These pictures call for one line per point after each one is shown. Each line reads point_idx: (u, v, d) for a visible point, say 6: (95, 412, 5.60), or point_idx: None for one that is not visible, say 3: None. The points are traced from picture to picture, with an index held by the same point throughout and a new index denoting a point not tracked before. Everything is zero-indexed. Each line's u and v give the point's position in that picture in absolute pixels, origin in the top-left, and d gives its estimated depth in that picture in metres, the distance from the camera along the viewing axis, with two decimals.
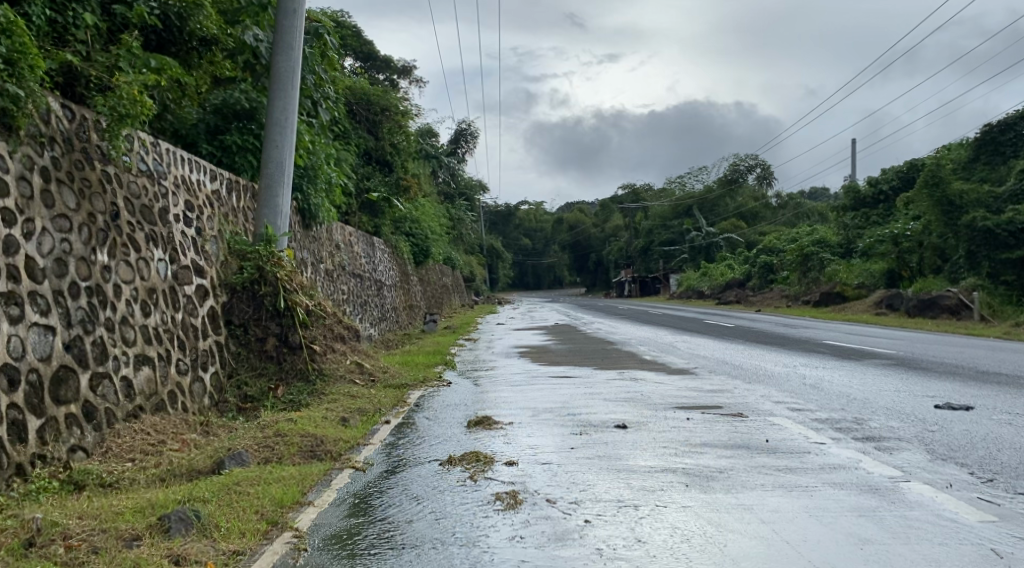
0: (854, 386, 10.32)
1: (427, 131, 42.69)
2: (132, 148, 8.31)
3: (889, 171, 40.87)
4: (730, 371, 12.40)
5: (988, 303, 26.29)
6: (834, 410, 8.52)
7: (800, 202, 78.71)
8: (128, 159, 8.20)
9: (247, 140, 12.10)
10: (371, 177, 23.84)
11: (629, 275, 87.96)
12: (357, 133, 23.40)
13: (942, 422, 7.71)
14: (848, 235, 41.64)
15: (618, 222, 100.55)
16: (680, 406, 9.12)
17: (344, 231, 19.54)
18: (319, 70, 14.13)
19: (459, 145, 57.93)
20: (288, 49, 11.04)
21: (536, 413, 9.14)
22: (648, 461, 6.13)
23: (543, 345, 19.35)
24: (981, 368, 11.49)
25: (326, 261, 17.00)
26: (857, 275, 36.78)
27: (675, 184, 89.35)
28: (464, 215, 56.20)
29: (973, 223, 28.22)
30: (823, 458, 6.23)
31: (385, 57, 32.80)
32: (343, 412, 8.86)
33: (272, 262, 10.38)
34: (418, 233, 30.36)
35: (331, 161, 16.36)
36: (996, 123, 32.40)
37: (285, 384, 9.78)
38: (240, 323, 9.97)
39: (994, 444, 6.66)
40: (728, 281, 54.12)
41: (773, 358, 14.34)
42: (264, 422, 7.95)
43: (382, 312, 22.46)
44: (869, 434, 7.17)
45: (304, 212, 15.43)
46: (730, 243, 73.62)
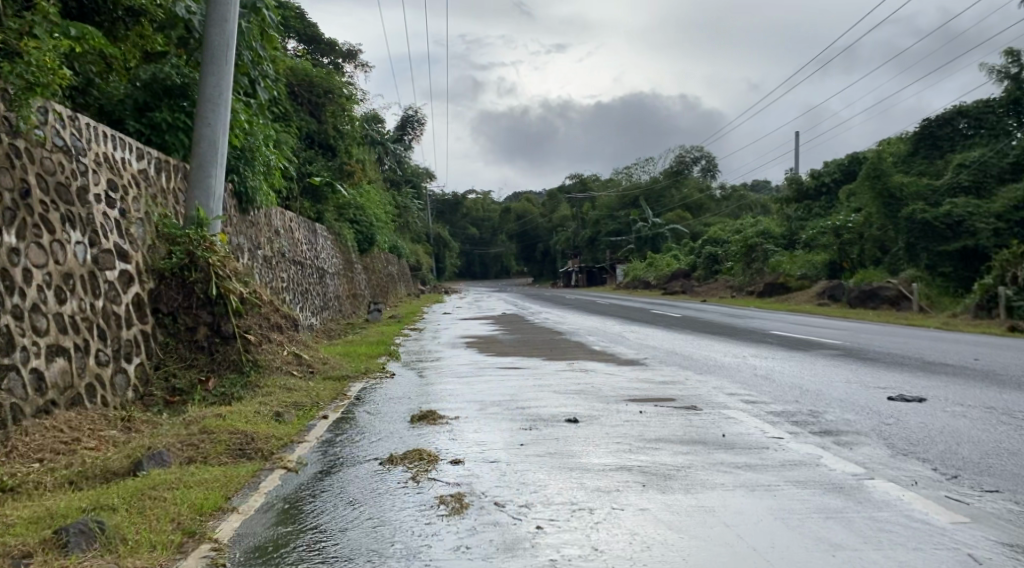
0: (805, 377, 10.17)
1: (372, 117, 42.05)
2: (45, 121, 7.71)
3: (831, 164, 41.33)
4: (680, 362, 12.19)
5: (926, 294, 26.64)
6: (789, 402, 8.32)
7: (743, 194, 79.54)
8: (41, 133, 7.61)
9: (178, 118, 11.53)
10: (312, 161, 23.26)
11: (576, 265, 88.24)
12: (299, 115, 22.83)
13: (898, 414, 7.53)
14: (790, 227, 42.05)
15: (565, 213, 100.65)
16: (633, 399, 8.85)
17: (284, 217, 18.94)
18: (256, 47, 13.64)
19: (405, 132, 57.25)
20: (223, 21, 10.59)
21: (483, 406, 8.78)
22: (601, 458, 5.81)
23: (490, 336, 19.00)
24: (928, 359, 11.42)
25: (264, 247, 16.40)
26: (800, 266, 37.04)
27: (622, 174, 89.69)
28: (410, 203, 55.70)
29: (912, 216, 28.67)
30: (781, 453, 5.98)
31: (329, 41, 32.05)
32: (278, 407, 8.40)
33: (204, 246, 9.85)
34: (362, 220, 29.77)
35: (270, 142, 15.80)
36: (934, 118, 32.81)
37: (217, 376, 9.31)
38: (169, 312, 9.50)
39: (952, 437, 6.49)
40: (674, 271, 54.39)
41: (721, 348, 14.21)
42: (191, 418, 7.44)
43: (324, 301, 21.88)
44: (827, 427, 6.96)
45: (241, 194, 14.87)
46: (675, 234, 74.22)
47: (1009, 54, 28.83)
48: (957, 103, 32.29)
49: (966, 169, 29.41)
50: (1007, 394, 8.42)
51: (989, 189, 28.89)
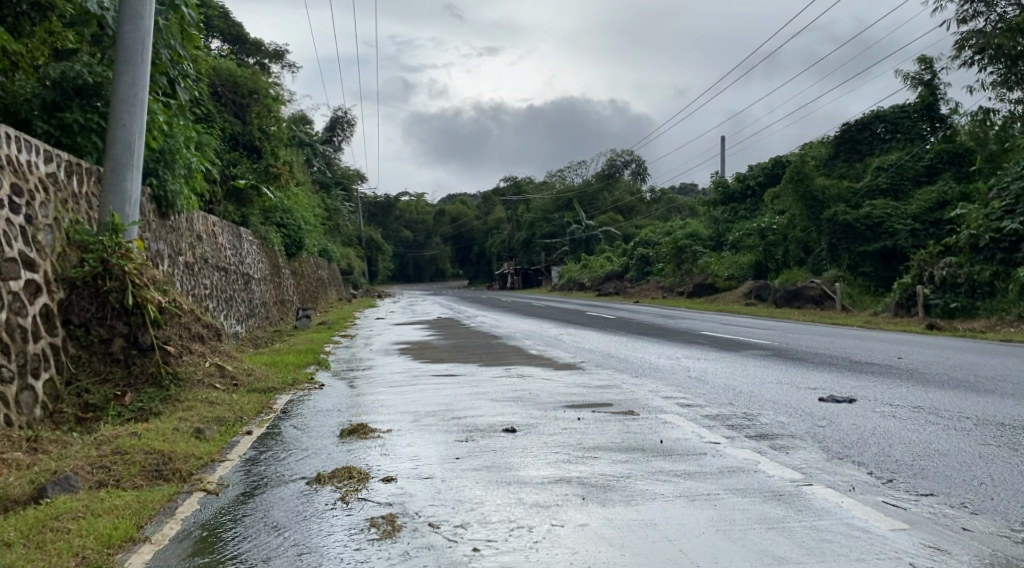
0: (737, 378, 10.18)
1: (300, 118, 41.40)
2: None
3: (756, 168, 42.04)
4: (615, 365, 12.13)
5: (848, 294, 27.17)
6: (723, 405, 8.30)
7: (672, 197, 80.52)
8: None
9: (90, 118, 11.19)
10: (237, 163, 22.67)
11: (511, 268, 88.28)
12: (222, 116, 22.31)
13: (829, 415, 7.53)
14: (717, 229, 42.72)
15: (499, 215, 100.69)
16: (569, 405, 8.74)
17: (207, 221, 18.34)
18: (175, 45, 13.11)
19: (334, 134, 56.49)
20: (137, 17, 10.31)
21: (417, 418, 8.57)
22: (539, 470, 5.66)
23: (423, 341, 18.72)
24: (854, 359, 11.55)
25: (186, 253, 15.91)
26: (727, 267, 37.59)
27: (555, 177, 90.00)
28: (340, 207, 54.93)
29: (834, 218, 29.38)
30: (720, 460, 5.91)
31: (255, 41, 31.37)
32: (199, 423, 8.37)
33: (119, 254, 9.93)
34: (290, 224, 29.15)
35: (191, 144, 15.31)
36: (853, 122, 33.61)
37: (134, 391, 9.42)
38: (81, 323, 9.52)
39: (884, 438, 6.50)
40: (607, 273, 54.74)
41: (654, 350, 14.23)
42: (103, 438, 7.39)
43: (250, 308, 21.33)
44: (762, 431, 6.93)
45: (160, 199, 14.44)
46: (608, 236, 74.89)
47: (924, 60, 29.65)
48: (875, 108, 33.07)
49: (884, 172, 30.17)
50: (932, 393, 8.53)
51: (907, 192, 29.71)
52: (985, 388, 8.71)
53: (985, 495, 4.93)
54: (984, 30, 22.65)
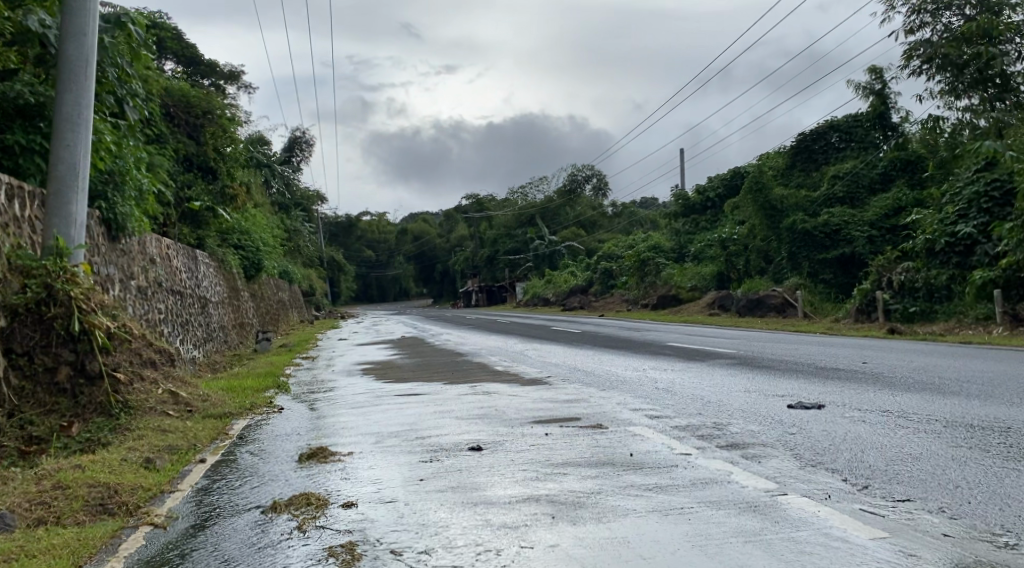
0: (705, 388, 10.06)
1: (258, 140, 41.02)
2: None
3: (715, 180, 42.36)
4: (581, 379, 11.97)
5: (809, 302, 27.31)
6: (692, 415, 8.17)
7: (633, 210, 80.95)
8: None
9: (33, 140, 11.45)
10: (192, 185, 22.32)
11: (475, 285, 88.12)
12: (175, 137, 21.96)
13: (799, 421, 7.41)
14: (679, 241, 42.93)
15: (462, 233, 100.58)
16: (536, 421, 8.55)
17: (161, 244, 17.95)
18: (122, 63, 12.87)
19: (293, 154, 55.96)
20: (80, 35, 10.44)
21: (379, 439, 8.34)
22: (506, 489, 5.47)
23: (387, 361, 18.42)
24: (819, 365, 11.49)
25: (138, 277, 15.53)
26: (690, 279, 37.73)
27: (516, 193, 90.05)
28: (300, 227, 54.37)
29: (793, 226, 29.66)
30: (692, 472, 5.76)
31: (210, 62, 30.96)
32: (149, 453, 8.55)
33: (64, 279, 10.13)
34: (249, 246, 28.65)
35: (142, 166, 14.97)
36: (808, 132, 33.98)
37: (82, 421, 9.57)
38: (24, 351, 9.61)
39: (856, 444, 6.39)
40: (571, 288, 54.77)
41: (620, 362, 14.10)
42: (45, 473, 7.70)
43: (207, 332, 20.91)
44: (733, 441, 6.79)
45: (110, 222, 14.09)
46: (571, 251, 75.14)
47: (873, 69, 30.09)
48: (828, 119, 33.48)
49: (839, 181, 30.53)
50: (898, 396, 8.47)
51: (863, 200, 30.06)
52: (951, 390, 8.67)
53: (962, 498, 4.83)
54: (931, 40, 23.07)
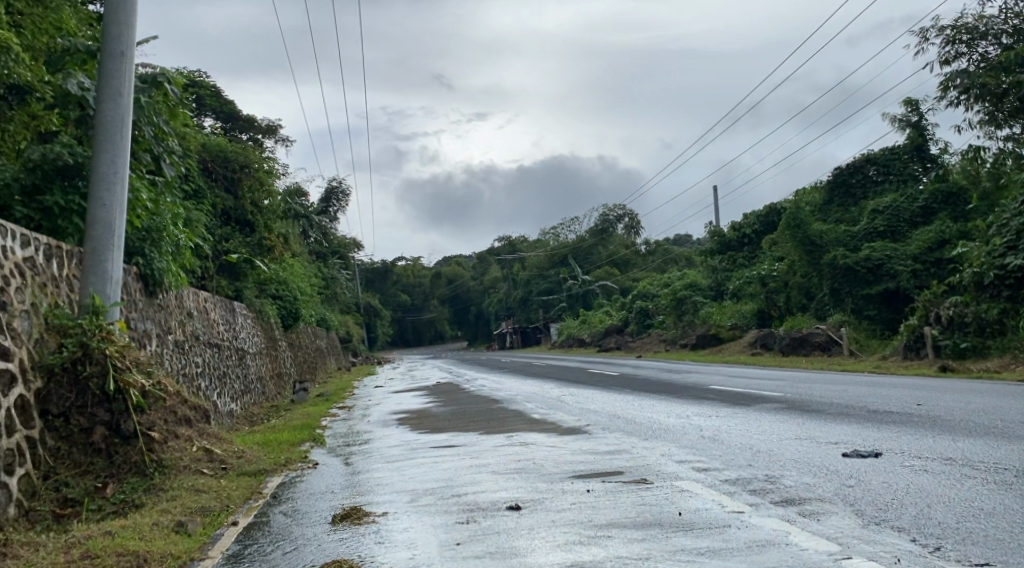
0: (753, 436, 9.65)
1: (295, 191, 41.44)
2: None
3: (751, 216, 41.88)
4: (622, 427, 11.61)
5: (855, 339, 26.64)
6: (741, 468, 7.78)
7: (667, 248, 80.47)
8: None
9: (71, 201, 11.58)
10: (229, 238, 22.44)
11: (509, 327, 88.07)
12: (212, 191, 22.21)
13: (856, 472, 7.00)
14: (716, 278, 42.43)
15: (496, 275, 100.83)
16: (578, 475, 8.23)
17: (198, 298, 17.97)
18: (158, 122, 12.90)
19: (330, 203, 56.48)
20: (116, 95, 10.62)
21: (416, 497, 8.08)
22: (549, 555, 5.17)
23: (423, 410, 18.15)
24: (872, 408, 11.01)
25: (176, 331, 15.52)
26: (730, 317, 37.13)
27: (549, 235, 90.07)
28: (337, 274, 54.71)
29: (834, 261, 29.14)
30: (746, 532, 5.42)
31: (247, 117, 31.39)
32: (180, 516, 8.35)
33: (100, 337, 10.13)
34: (286, 296, 28.71)
35: (179, 221, 15.01)
36: (845, 166, 33.49)
37: (116, 481, 9.50)
38: (60, 412, 9.60)
39: (921, 498, 5.98)
40: (607, 328, 54.33)
41: (662, 408, 13.69)
42: (76, 540, 7.56)
43: (245, 384, 20.83)
44: (787, 496, 6.42)
45: (147, 277, 14.11)
46: (605, 290, 74.94)
47: (909, 101, 29.67)
48: (865, 151, 33.03)
49: (880, 214, 29.98)
50: (960, 443, 8.02)
51: (904, 233, 29.44)
52: (1016, 435, 8.18)
53: None
54: (968, 70, 22.64)
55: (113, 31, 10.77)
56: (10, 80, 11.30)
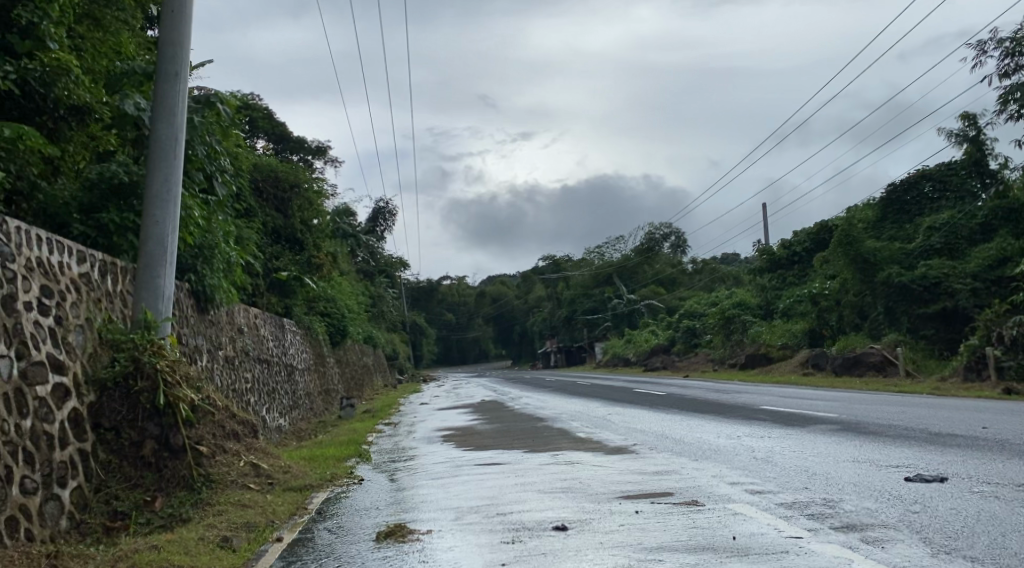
0: (809, 458, 9.30)
1: (343, 210, 41.80)
2: None
3: (802, 233, 41.15)
4: (672, 448, 11.31)
5: (911, 359, 25.91)
6: (798, 491, 7.51)
7: (714, 266, 79.66)
8: None
9: (126, 219, 11.92)
10: (279, 255, 22.59)
11: (553, 345, 87.79)
12: (263, 211, 22.49)
13: (923, 498, 6.66)
14: (766, 297, 41.73)
15: (542, 294, 100.74)
16: (626, 496, 8.02)
17: (248, 313, 18.07)
18: (211, 141, 13.20)
19: (377, 224, 56.84)
20: (170, 115, 10.79)
21: (461, 515, 7.93)
22: None
23: (468, 427, 17.98)
24: (933, 431, 10.58)
25: (226, 347, 15.61)
26: (781, 336, 36.38)
27: (593, 253, 89.74)
28: (384, 293, 54.98)
29: (889, 280, 28.56)
30: (804, 558, 5.18)
31: (299, 138, 31.80)
32: (225, 531, 8.29)
33: (151, 351, 10.23)
34: (334, 312, 28.85)
35: (230, 238, 15.16)
36: (900, 183, 32.77)
37: (165, 495, 9.58)
38: (111, 426, 9.72)
39: (994, 527, 5.64)
40: (653, 347, 53.75)
41: (713, 429, 13.33)
42: (122, 553, 7.57)
43: (294, 400, 20.91)
44: (848, 522, 6.13)
45: (198, 293, 14.21)
46: (651, 309, 74.38)
47: (965, 116, 29.02)
48: (921, 167, 32.33)
49: (936, 232, 29.24)
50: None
51: (962, 251, 28.67)
52: None
53: None
54: None
55: (168, 53, 10.95)
56: (69, 101, 11.50)
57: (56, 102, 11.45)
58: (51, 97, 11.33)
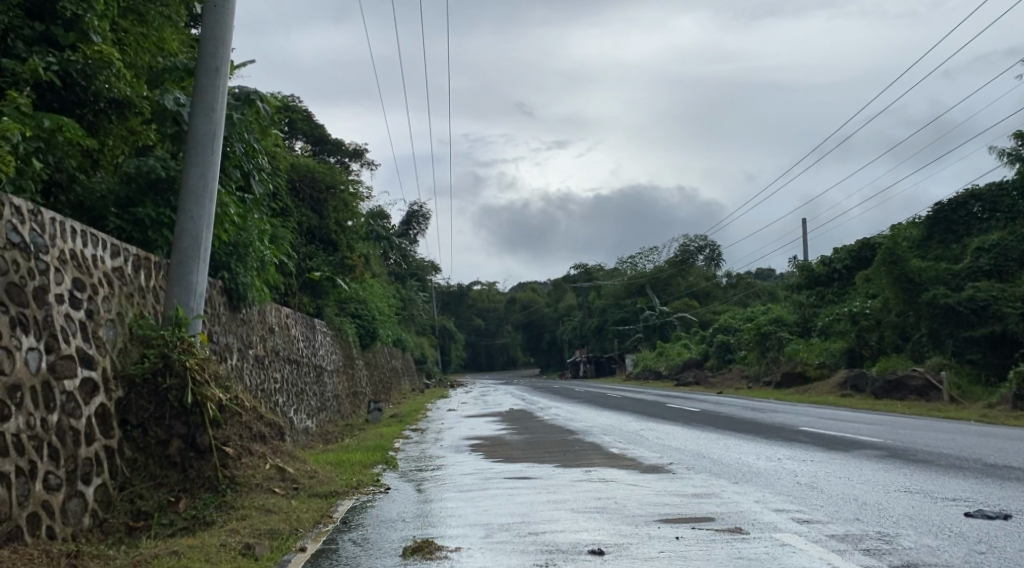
0: (856, 486, 8.87)
1: (378, 213, 41.80)
2: None
3: (842, 250, 40.34)
4: (710, 468, 10.90)
5: (956, 384, 25.10)
6: (848, 522, 7.09)
7: (749, 281, 78.90)
8: None
9: (162, 214, 11.81)
10: (313, 256, 22.46)
11: (583, 355, 87.15)
12: (300, 211, 22.46)
13: (988, 538, 6.23)
14: (803, 314, 40.95)
15: (573, 303, 100.47)
16: (665, 519, 7.66)
17: (280, 313, 17.90)
18: (249, 139, 13.07)
19: (411, 227, 56.76)
20: (210, 110, 10.63)
21: (489, 532, 7.63)
22: None
23: (497, 436, 17.65)
24: (987, 462, 10.07)
25: (257, 346, 15.44)
26: (818, 354, 35.59)
27: (626, 264, 89.16)
28: (415, 296, 54.92)
29: (934, 301, 27.82)
30: None
31: (337, 141, 31.78)
32: (249, 537, 8.02)
33: (181, 348, 10.05)
34: (365, 314, 28.69)
35: (265, 237, 15.00)
36: (947, 202, 32.02)
37: (189, 495, 9.38)
38: (138, 424, 9.57)
39: None
40: (685, 361, 53.14)
41: (752, 449, 12.88)
42: (141, 558, 7.33)
43: (322, 401, 20.75)
44: (908, 560, 5.73)
45: (232, 292, 14.04)
46: (683, 322, 73.74)
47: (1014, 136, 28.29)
48: (970, 187, 31.57)
49: (985, 253, 28.50)
50: None
51: (1011, 273, 27.89)
52: None
53: None
54: None
55: (209, 48, 10.78)
56: (110, 95, 11.42)
57: (96, 94, 11.38)
58: (92, 89, 11.27)
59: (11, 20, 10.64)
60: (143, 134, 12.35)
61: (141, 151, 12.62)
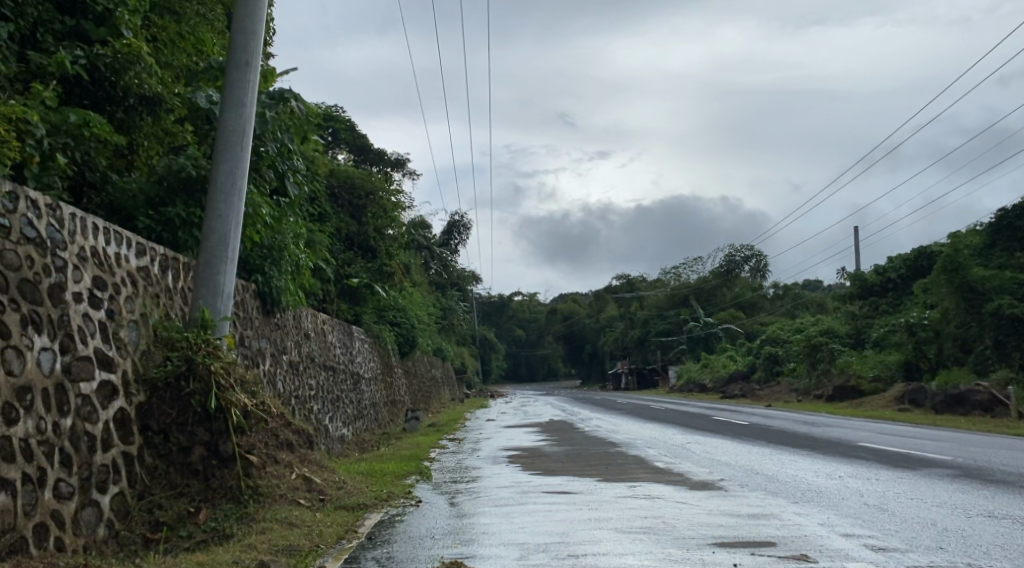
0: (934, 509, 8.02)
1: (419, 222, 41.44)
2: (10, 210, 7.37)
3: (896, 259, 38.88)
4: (767, 486, 10.09)
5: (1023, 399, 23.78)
6: (932, 551, 6.25)
7: (798, 292, 77.19)
8: (4, 222, 7.27)
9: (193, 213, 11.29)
10: (352, 262, 21.96)
11: (624, 366, 86.05)
12: (338, 216, 22.04)
13: None
14: (856, 325, 39.62)
15: (614, 313, 99.40)
16: (721, 543, 6.90)
17: (316, 319, 17.36)
18: (283, 138, 12.52)
19: (452, 237, 56.30)
20: (240, 105, 10.12)
21: (530, 555, 6.88)
22: None
23: (536, 447, 16.95)
24: None
25: (291, 351, 14.95)
26: (872, 369, 34.36)
27: (671, 275, 87.94)
28: (456, 305, 54.40)
29: (998, 311, 26.96)
30: None
31: (379, 149, 31.37)
32: (263, 553, 7.42)
33: (204, 351, 9.50)
34: (404, 322, 28.13)
35: (301, 240, 14.47)
36: (1011, 208, 30.67)
37: (210, 505, 8.82)
38: (160, 430, 9.03)
39: None
40: (731, 372, 51.96)
41: (809, 466, 11.98)
42: None
43: (358, 409, 20.21)
44: None
45: (264, 296, 13.51)
46: (729, 333, 72.59)
47: None
48: None
49: None
50: None
51: None
52: None
53: None
54: None
55: (240, 40, 10.24)
56: (141, 90, 10.84)
57: (126, 90, 10.80)
58: (121, 84, 10.69)
59: (41, 14, 10.25)
60: (178, 133, 11.81)
61: (175, 151, 12.06)
